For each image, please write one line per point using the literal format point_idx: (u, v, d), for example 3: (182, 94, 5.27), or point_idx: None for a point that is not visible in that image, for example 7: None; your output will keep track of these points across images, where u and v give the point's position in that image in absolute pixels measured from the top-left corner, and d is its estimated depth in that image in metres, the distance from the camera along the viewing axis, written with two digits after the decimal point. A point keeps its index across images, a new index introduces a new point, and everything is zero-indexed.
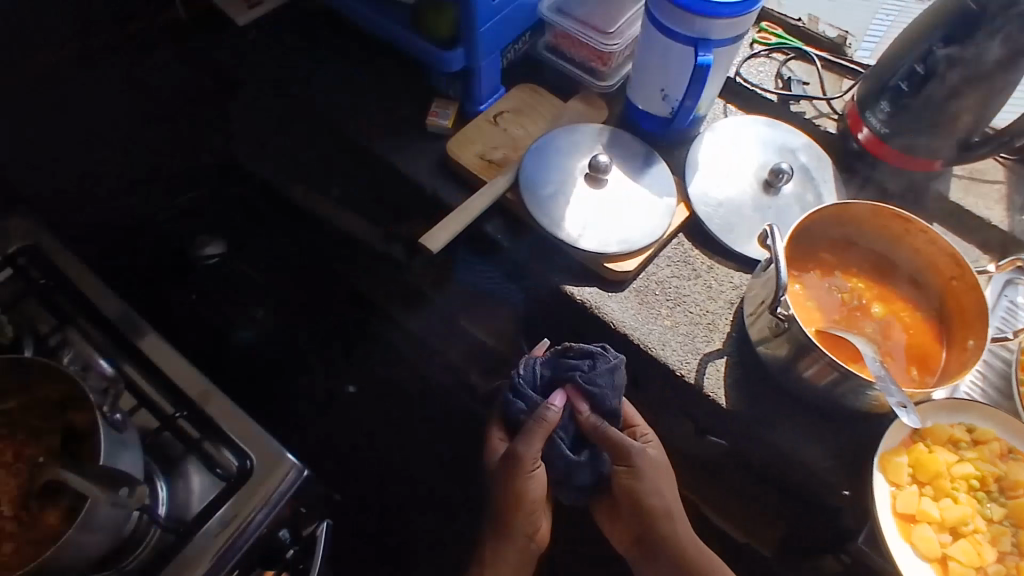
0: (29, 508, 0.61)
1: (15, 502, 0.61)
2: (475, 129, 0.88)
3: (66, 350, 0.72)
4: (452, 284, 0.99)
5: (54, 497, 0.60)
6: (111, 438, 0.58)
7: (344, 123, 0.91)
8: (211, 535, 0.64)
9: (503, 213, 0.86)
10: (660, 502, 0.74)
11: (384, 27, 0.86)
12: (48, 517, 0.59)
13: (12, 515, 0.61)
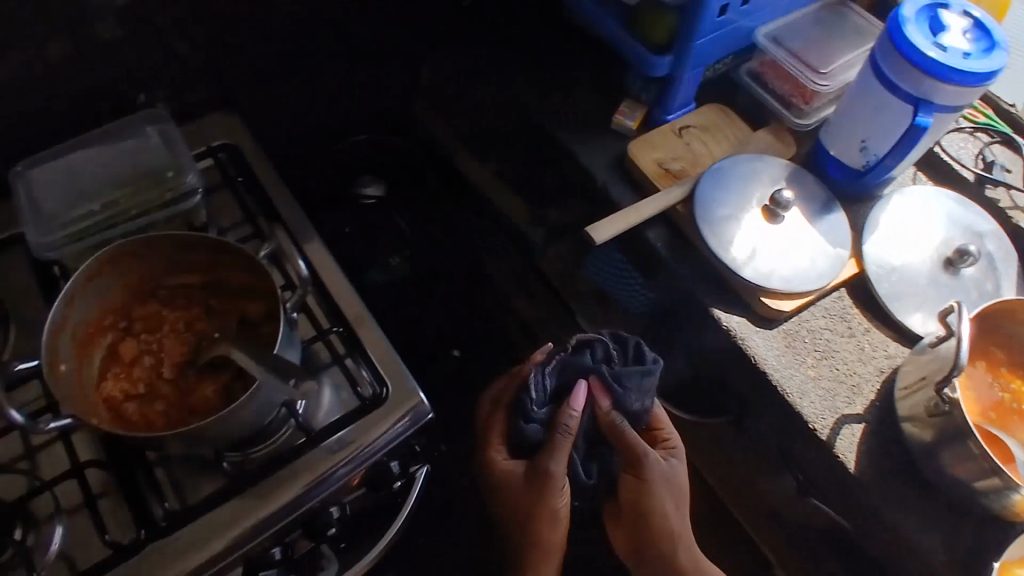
0: (188, 376, 0.64)
1: (176, 366, 0.64)
2: (658, 137, 0.87)
3: (252, 241, 0.77)
4: (590, 266, 1.06)
5: (218, 374, 0.64)
6: (288, 333, 0.62)
7: (534, 101, 0.92)
8: (328, 452, 0.68)
9: (669, 223, 0.84)
10: (669, 515, 0.79)
11: (600, 20, 0.87)
12: (204, 385, 0.63)
13: (171, 378, 0.64)
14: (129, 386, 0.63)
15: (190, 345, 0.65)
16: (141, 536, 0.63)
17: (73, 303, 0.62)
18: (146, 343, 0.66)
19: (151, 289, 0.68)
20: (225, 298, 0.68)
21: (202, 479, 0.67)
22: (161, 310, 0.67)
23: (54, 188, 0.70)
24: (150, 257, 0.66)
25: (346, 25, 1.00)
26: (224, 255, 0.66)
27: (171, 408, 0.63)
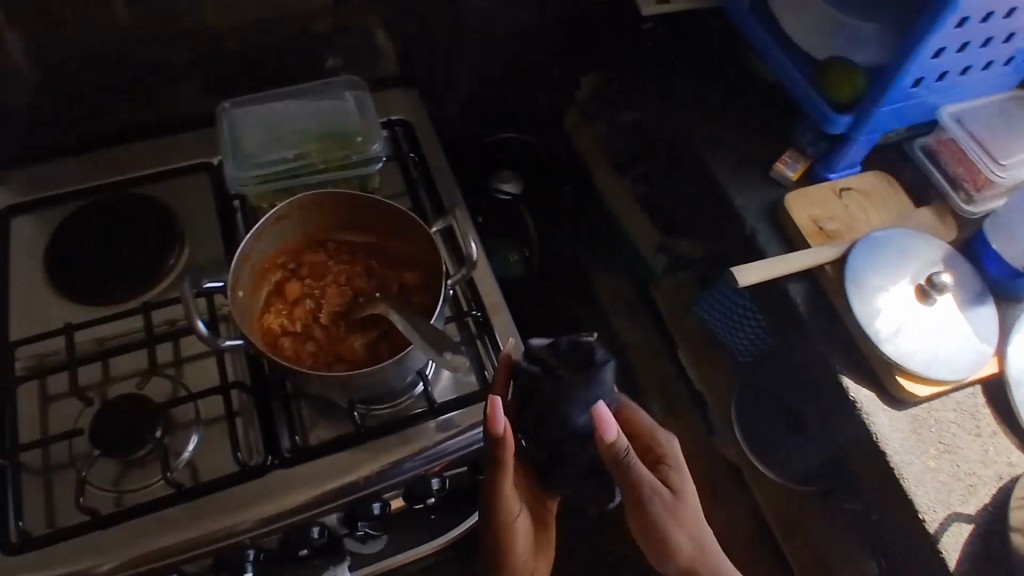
0: (341, 326, 0.68)
1: (332, 314, 0.69)
2: (819, 193, 0.86)
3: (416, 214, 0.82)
4: (714, 300, 1.11)
5: (368, 329, 0.68)
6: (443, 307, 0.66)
7: (694, 133, 0.93)
8: (436, 430, 0.70)
9: (812, 279, 0.83)
10: (681, 537, 0.65)
11: (784, 68, 0.87)
12: (355, 338, 0.68)
13: (325, 324, 0.68)
14: (288, 322, 0.68)
15: (348, 298, 0.70)
16: (269, 462, 0.68)
17: (262, 236, 0.68)
18: (308, 287, 0.70)
19: (323, 240, 0.74)
20: (385, 262, 0.73)
21: (325, 425, 0.71)
22: (327, 261, 0.72)
23: (255, 130, 0.76)
24: (331, 210, 0.72)
25: (513, 12, 1.06)
26: (397, 223, 0.71)
27: (319, 351, 0.67)
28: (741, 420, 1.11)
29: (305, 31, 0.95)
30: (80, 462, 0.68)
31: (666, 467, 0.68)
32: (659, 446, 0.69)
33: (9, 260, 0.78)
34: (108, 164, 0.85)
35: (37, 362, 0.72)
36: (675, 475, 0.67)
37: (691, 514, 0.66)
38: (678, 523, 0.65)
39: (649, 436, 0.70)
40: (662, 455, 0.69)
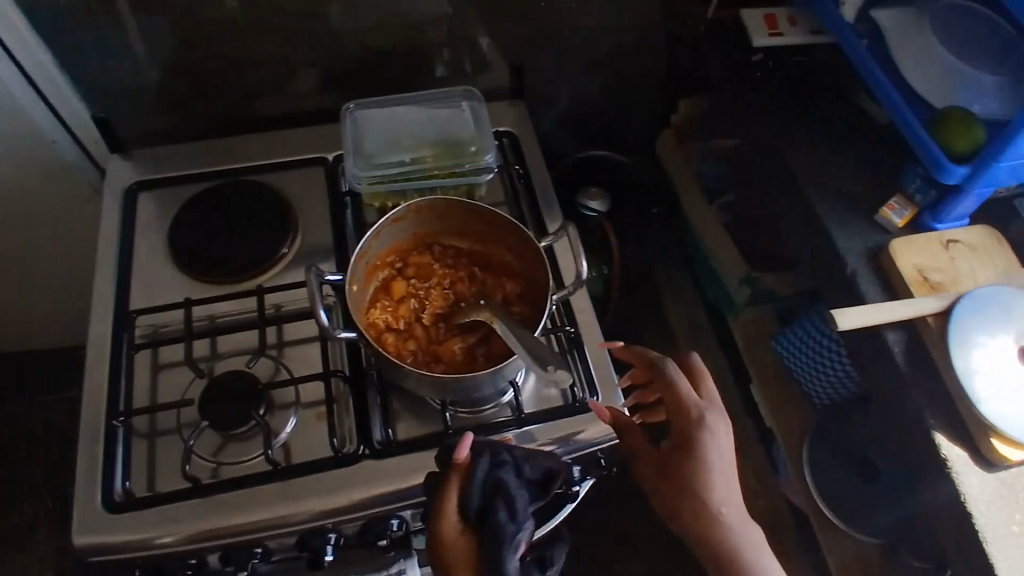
0: (441, 328, 0.71)
1: (434, 315, 0.71)
2: (925, 242, 0.85)
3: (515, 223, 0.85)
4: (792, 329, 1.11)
5: (467, 334, 0.70)
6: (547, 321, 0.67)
7: (797, 169, 0.92)
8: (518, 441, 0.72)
9: (910, 330, 0.81)
10: (691, 520, 0.60)
11: (901, 112, 0.85)
12: (454, 340, 0.70)
13: (427, 324, 0.71)
14: (392, 319, 0.71)
15: (450, 301, 0.72)
16: (361, 451, 0.70)
17: (378, 235, 0.71)
18: (413, 287, 0.73)
19: (429, 243, 0.77)
20: (487, 270, 0.75)
21: (414, 422, 0.73)
22: (433, 263, 0.75)
23: (376, 132, 0.80)
24: (442, 216, 0.74)
25: (621, 34, 1.08)
26: (505, 233, 0.73)
27: (419, 349, 0.70)
28: (811, 462, 1.09)
29: (420, 38, 0.99)
30: (186, 430, 0.72)
31: (686, 447, 0.61)
32: (689, 424, 0.62)
33: (135, 232, 0.84)
34: (229, 151, 0.91)
35: (154, 332, 0.77)
36: (696, 457, 0.60)
37: (708, 499, 0.60)
38: (687, 506, 0.60)
39: (681, 412, 0.63)
40: (685, 423, 0.62)
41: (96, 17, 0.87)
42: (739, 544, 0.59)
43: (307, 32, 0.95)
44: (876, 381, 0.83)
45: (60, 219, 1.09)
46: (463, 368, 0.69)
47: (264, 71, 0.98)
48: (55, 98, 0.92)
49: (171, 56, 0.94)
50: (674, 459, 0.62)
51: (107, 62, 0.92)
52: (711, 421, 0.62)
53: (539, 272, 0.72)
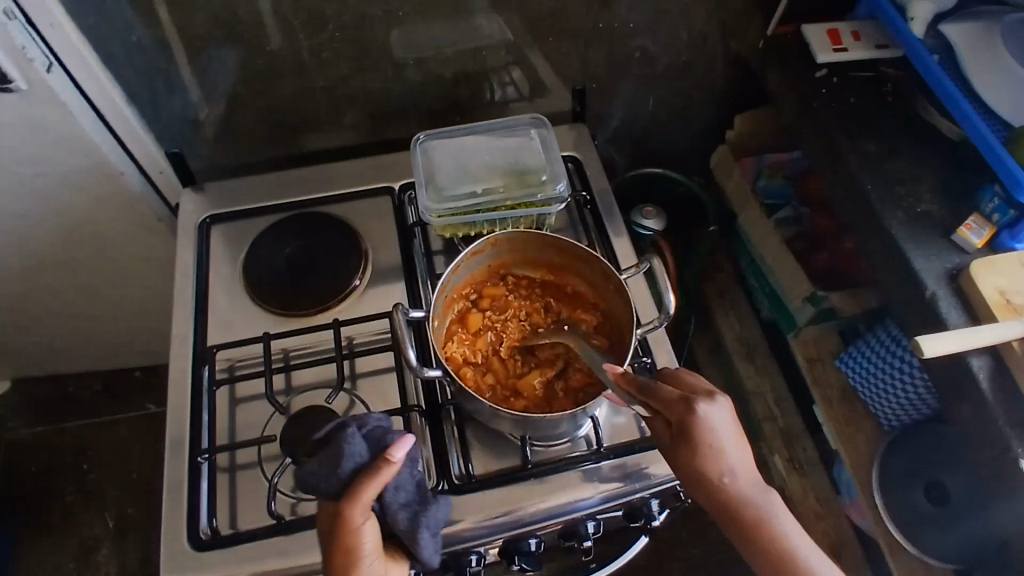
0: (519, 361, 0.71)
1: (512, 348, 0.71)
2: (1008, 262, 0.80)
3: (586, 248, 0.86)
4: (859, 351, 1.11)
5: (546, 368, 0.70)
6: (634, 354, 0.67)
7: (870, 188, 0.90)
8: (592, 477, 0.71)
9: (996, 356, 0.78)
10: (709, 502, 0.58)
11: (977, 131, 0.83)
12: (533, 375, 0.69)
13: (505, 358, 0.71)
14: (469, 352, 0.71)
15: (527, 334, 0.72)
16: (440, 487, 0.70)
17: (456, 269, 0.72)
18: (490, 319, 0.73)
19: (502, 274, 0.77)
20: (561, 301, 0.75)
21: (490, 457, 0.72)
22: (508, 295, 0.75)
23: (447, 163, 0.80)
24: (517, 247, 0.75)
25: (678, 52, 1.06)
26: (580, 265, 0.73)
27: (498, 384, 0.70)
28: (882, 486, 1.07)
29: (479, 61, 0.98)
30: (267, 466, 0.73)
31: (682, 444, 0.58)
32: (682, 416, 0.57)
33: (210, 267, 0.86)
34: (297, 183, 0.93)
35: (233, 365, 0.79)
36: (696, 448, 0.56)
37: (718, 480, 0.57)
38: (697, 487, 0.58)
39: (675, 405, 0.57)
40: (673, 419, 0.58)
41: (164, 53, 0.88)
42: (759, 515, 0.57)
43: (367, 61, 0.95)
44: (958, 406, 0.81)
45: (125, 244, 1.12)
46: (543, 402, 0.68)
47: (325, 99, 0.99)
48: (123, 131, 0.94)
49: (235, 86, 0.95)
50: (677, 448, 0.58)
51: (173, 94, 0.94)
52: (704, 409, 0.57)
53: (617, 303, 0.71)
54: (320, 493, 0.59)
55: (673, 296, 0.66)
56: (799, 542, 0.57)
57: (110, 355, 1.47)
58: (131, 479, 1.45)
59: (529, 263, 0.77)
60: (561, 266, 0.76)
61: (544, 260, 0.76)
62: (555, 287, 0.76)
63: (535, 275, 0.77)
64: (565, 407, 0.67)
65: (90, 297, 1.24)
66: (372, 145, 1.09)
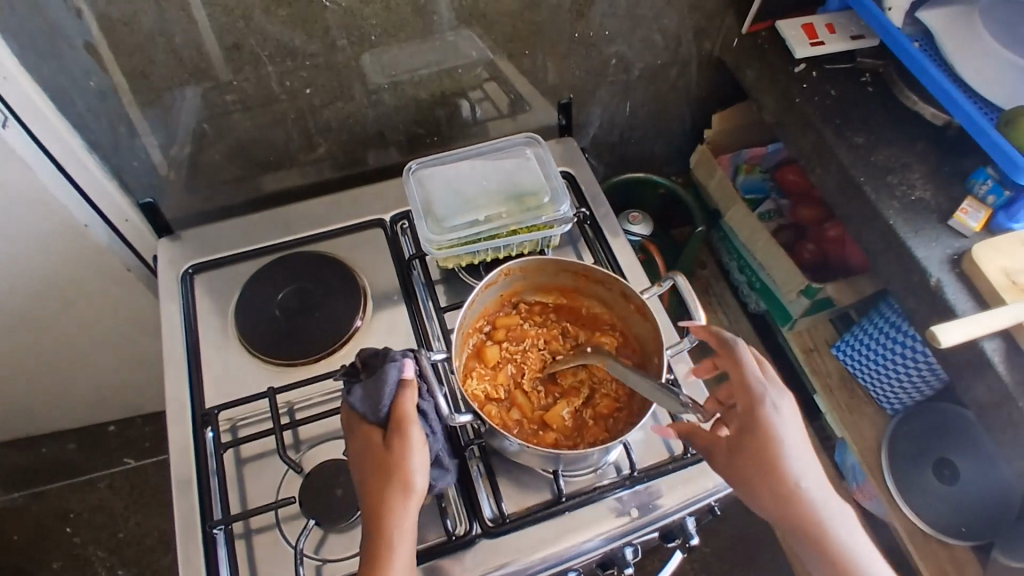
0: (543, 393, 0.70)
1: (534, 380, 0.71)
2: (1006, 241, 0.81)
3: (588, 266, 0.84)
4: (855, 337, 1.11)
5: (572, 397, 0.69)
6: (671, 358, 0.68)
7: (861, 179, 0.90)
8: (627, 503, 0.69)
9: (1008, 337, 0.79)
10: (769, 501, 0.59)
11: (967, 112, 0.84)
12: (560, 406, 0.69)
13: (528, 391, 0.70)
14: (491, 389, 0.70)
15: (548, 363, 0.72)
16: (473, 530, 0.67)
17: (471, 304, 0.71)
18: (508, 351, 0.72)
19: (514, 302, 0.76)
20: (578, 325, 0.75)
21: (522, 492, 0.70)
22: (522, 324, 0.74)
23: (444, 194, 0.78)
24: (529, 275, 0.74)
25: (654, 56, 1.04)
26: (596, 288, 0.73)
27: (525, 419, 0.69)
28: (893, 469, 1.07)
29: (455, 80, 0.95)
30: (288, 528, 0.69)
31: (752, 431, 0.60)
32: (752, 406, 0.60)
33: (197, 321, 0.81)
34: (281, 222, 0.89)
35: (235, 425, 0.75)
36: (766, 440, 0.59)
37: (784, 473, 0.58)
38: (761, 480, 0.59)
39: (743, 390, 0.61)
40: (745, 406, 0.61)
41: (126, 96, 0.83)
42: (824, 518, 0.58)
43: (340, 88, 0.91)
44: (973, 390, 0.81)
45: (95, 298, 1.05)
46: (573, 434, 0.68)
47: (297, 131, 0.95)
48: (87, 182, 0.88)
49: (202, 125, 0.90)
50: (742, 445, 0.60)
51: (137, 138, 0.88)
52: (773, 400, 0.61)
53: (638, 325, 0.72)
54: (363, 415, 0.61)
55: (702, 313, 0.67)
56: (869, 558, 0.57)
57: (81, 412, 1.39)
58: (117, 539, 1.37)
59: (539, 288, 0.76)
60: (573, 290, 0.76)
61: (556, 285, 0.76)
62: (569, 311, 0.76)
63: (546, 300, 0.77)
64: (597, 436, 0.67)
65: (60, 356, 1.17)
66: (348, 174, 1.04)
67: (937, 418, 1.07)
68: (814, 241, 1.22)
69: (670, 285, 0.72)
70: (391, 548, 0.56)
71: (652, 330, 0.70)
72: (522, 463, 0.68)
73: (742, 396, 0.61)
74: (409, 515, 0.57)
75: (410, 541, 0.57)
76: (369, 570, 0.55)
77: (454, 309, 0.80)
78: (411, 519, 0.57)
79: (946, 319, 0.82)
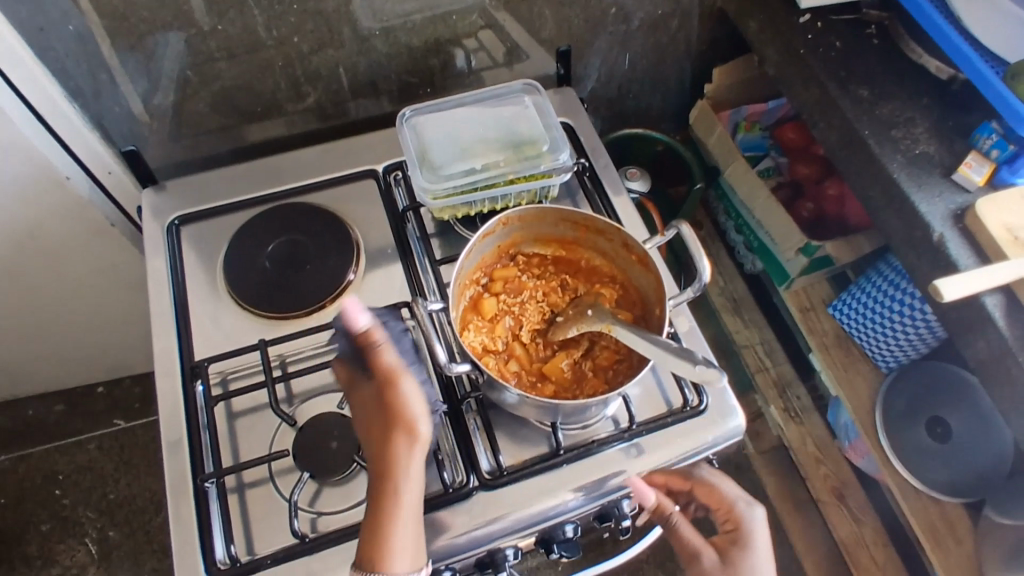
0: (541, 345, 0.70)
1: (533, 332, 0.70)
2: (1010, 196, 0.80)
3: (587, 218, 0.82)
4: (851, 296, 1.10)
5: (571, 349, 0.69)
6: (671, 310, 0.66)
7: (865, 133, 0.88)
8: (625, 457, 0.68)
9: (1009, 293, 0.78)
10: None
11: (975, 66, 0.82)
12: (560, 358, 0.68)
13: (526, 343, 0.70)
14: (489, 341, 0.69)
15: (546, 316, 0.71)
16: (470, 483, 0.66)
17: (468, 255, 0.70)
18: (505, 304, 0.71)
19: (512, 254, 0.75)
20: (577, 277, 0.74)
21: (518, 445, 0.69)
22: (520, 276, 0.73)
23: (439, 142, 0.76)
24: (527, 225, 0.73)
25: (655, 6, 1.01)
26: (596, 239, 0.72)
27: (524, 371, 0.68)
28: (887, 426, 1.07)
29: (449, 27, 0.92)
30: (282, 482, 0.68)
31: (741, 544, 0.65)
32: (742, 523, 0.67)
33: (184, 274, 0.79)
34: (269, 172, 0.86)
35: (226, 378, 0.73)
36: (755, 555, 0.65)
37: None
38: None
39: (726, 507, 0.68)
40: (736, 523, 0.67)
41: (107, 42, 0.79)
42: None
43: (329, 35, 0.87)
44: (973, 347, 0.81)
45: (78, 253, 1.03)
46: (573, 385, 0.68)
47: (285, 79, 0.91)
48: (67, 132, 0.85)
49: (185, 73, 0.86)
50: (733, 558, 0.64)
51: (119, 87, 0.85)
52: (757, 514, 0.67)
53: (640, 275, 0.71)
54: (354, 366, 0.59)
55: (706, 262, 0.65)
56: None
57: (69, 372, 1.37)
58: (108, 501, 1.36)
59: (538, 239, 0.75)
60: (574, 242, 0.74)
61: (556, 236, 0.74)
62: (568, 263, 0.75)
63: (545, 252, 0.76)
64: (597, 387, 0.67)
65: (44, 314, 1.14)
66: (339, 125, 1.01)
67: (930, 375, 1.08)
68: (812, 199, 1.20)
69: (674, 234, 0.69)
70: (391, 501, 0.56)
71: (654, 281, 0.69)
72: (520, 415, 0.67)
73: (723, 513, 0.69)
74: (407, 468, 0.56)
75: (416, 490, 0.57)
76: (373, 522, 0.56)
77: (449, 262, 0.78)
78: (411, 473, 0.56)
79: (947, 276, 0.81)
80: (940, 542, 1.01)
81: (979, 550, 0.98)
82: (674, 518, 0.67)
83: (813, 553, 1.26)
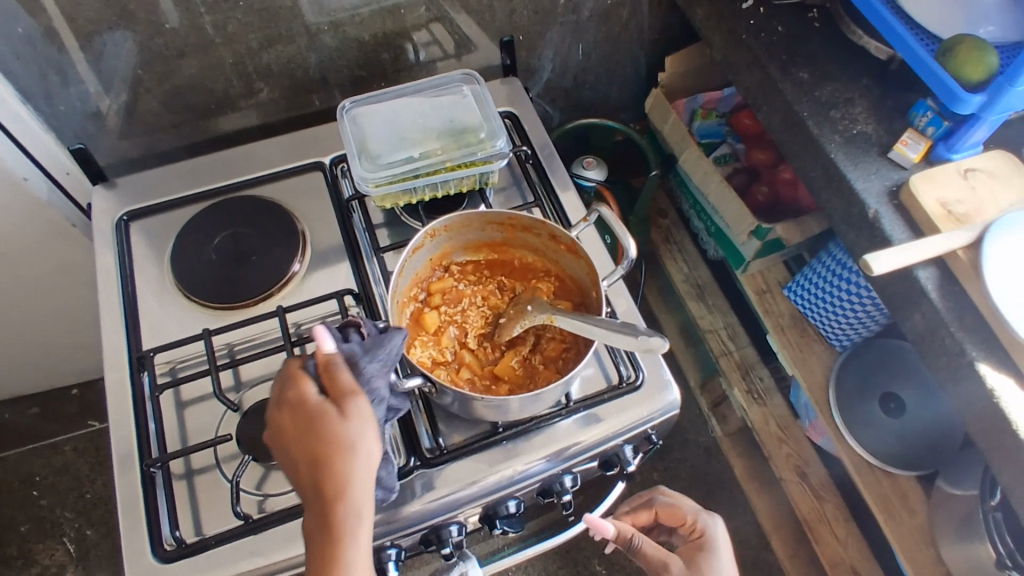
0: (489, 348, 0.72)
1: (478, 337, 0.73)
2: (943, 173, 0.83)
3: (533, 208, 0.84)
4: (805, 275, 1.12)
5: (519, 346, 0.72)
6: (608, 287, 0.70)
7: (806, 113, 0.90)
8: (563, 435, 0.70)
9: (942, 266, 0.80)
10: None
11: (909, 46, 0.83)
12: (507, 358, 0.71)
13: (474, 349, 0.72)
14: (437, 354, 0.72)
15: (489, 319, 0.74)
16: (411, 463, 0.68)
17: (403, 271, 0.72)
18: (447, 315, 0.74)
19: (445, 265, 0.78)
20: (513, 277, 0.78)
21: (459, 428, 0.71)
22: (457, 285, 0.77)
23: (380, 135, 0.77)
24: (454, 235, 0.76)
25: None
26: (525, 236, 0.76)
27: (476, 376, 0.71)
28: (840, 404, 1.08)
29: (397, 21, 0.93)
30: (227, 467, 0.69)
31: (704, 547, 0.78)
32: (700, 529, 0.81)
33: (133, 269, 0.80)
34: (219, 168, 0.87)
35: (174, 368, 0.74)
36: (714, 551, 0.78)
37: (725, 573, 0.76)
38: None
39: (690, 522, 0.82)
40: (699, 531, 0.81)
41: (56, 43, 0.80)
42: None
43: (277, 31, 0.88)
44: (910, 320, 0.82)
45: (41, 254, 1.04)
46: (526, 381, 0.70)
47: (236, 76, 0.92)
48: (21, 133, 0.86)
49: (137, 72, 0.87)
50: (698, 558, 0.77)
51: (71, 87, 0.86)
52: (716, 522, 0.81)
53: (571, 264, 0.75)
54: (305, 391, 0.57)
55: (632, 241, 0.69)
56: None
57: (42, 374, 1.38)
58: (84, 500, 1.37)
59: (468, 247, 0.79)
60: (502, 243, 0.78)
61: (485, 240, 0.78)
62: (502, 265, 0.79)
63: (478, 258, 0.80)
64: (550, 377, 0.70)
65: (11, 316, 1.15)
66: (293, 118, 1.02)
67: (881, 350, 1.11)
68: (766, 182, 1.22)
69: (597, 218, 0.75)
70: (346, 527, 0.53)
71: (584, 265, 0.72)
72: (467, 415, 0.68)
73: (688, 525, 0.82)
74: (363, 490, 0.54)
75: (368, 523, 0.55)
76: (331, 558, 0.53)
77: (393, 250, 0.79)
78: (366, 492, 0.55)
79: (883, 249, 0.83)
80: (893, 515, 1.02)
81: (930, 520, 1.00)
82: (637, 540, 0.79)
83: (779, 531, 1.28)
